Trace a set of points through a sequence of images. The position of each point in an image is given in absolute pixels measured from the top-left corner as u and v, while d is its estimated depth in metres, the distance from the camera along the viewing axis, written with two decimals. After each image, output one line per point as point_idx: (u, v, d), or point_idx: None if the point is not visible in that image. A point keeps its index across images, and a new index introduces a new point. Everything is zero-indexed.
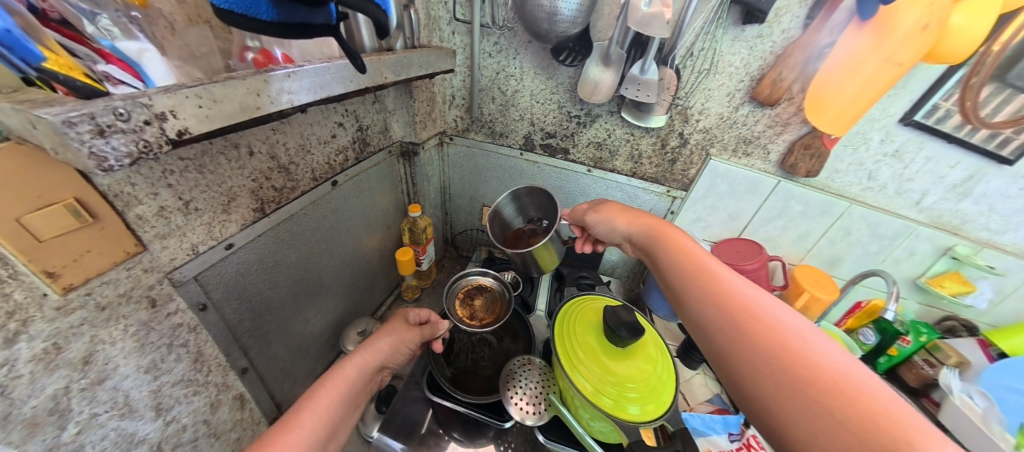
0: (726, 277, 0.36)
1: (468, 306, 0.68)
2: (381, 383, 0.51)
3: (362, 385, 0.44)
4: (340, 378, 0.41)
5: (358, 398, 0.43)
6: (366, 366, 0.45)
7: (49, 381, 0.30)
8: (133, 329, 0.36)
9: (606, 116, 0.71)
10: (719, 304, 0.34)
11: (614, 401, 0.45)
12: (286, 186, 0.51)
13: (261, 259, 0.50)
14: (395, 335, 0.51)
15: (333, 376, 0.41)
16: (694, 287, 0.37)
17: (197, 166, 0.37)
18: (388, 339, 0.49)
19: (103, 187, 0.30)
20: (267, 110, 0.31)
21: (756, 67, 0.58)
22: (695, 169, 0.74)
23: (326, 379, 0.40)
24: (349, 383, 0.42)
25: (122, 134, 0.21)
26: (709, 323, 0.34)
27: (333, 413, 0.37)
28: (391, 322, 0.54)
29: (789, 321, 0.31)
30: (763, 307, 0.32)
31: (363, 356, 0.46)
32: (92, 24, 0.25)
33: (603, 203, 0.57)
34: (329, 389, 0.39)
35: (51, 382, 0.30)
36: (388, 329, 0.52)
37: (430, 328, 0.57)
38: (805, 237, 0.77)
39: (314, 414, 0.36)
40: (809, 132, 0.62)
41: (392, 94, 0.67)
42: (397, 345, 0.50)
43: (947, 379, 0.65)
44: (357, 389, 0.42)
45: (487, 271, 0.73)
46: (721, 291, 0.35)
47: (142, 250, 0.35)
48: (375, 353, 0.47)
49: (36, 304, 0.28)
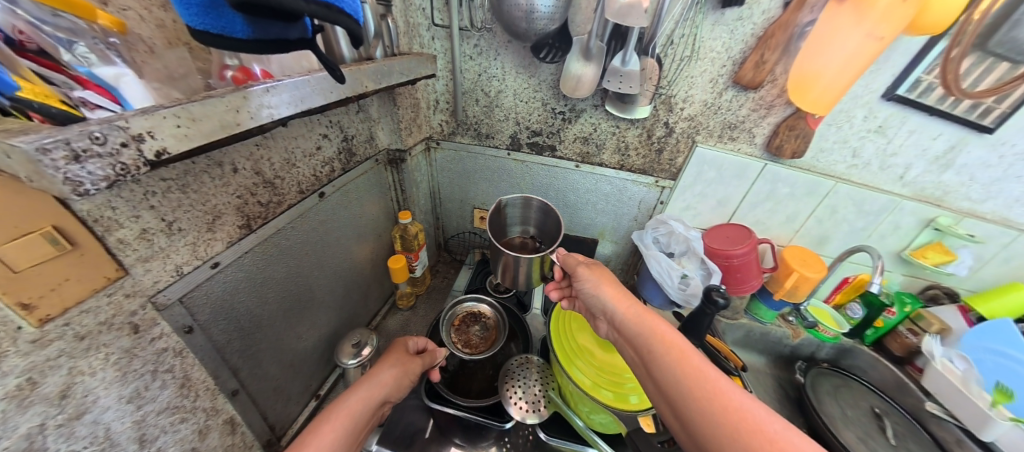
0: (728, 390, 0.31)
1: (463, 333, 0.65)
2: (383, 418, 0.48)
3: (367, 420, 0.41)
4: (343, 413, 0.39)
5: (361, 436, 0.40)
6: (371, 399, 0.43)
7: (22, 420, 0.29)
8: (114, 357, 0.35)
9: (591, 111, 0.71)
10: (725, 428, 0.29)
11: (612, 392, 0.46)
12: (272, 200, 0.50)
13: (249, 276, 0.50)
14: (399, 366, 0.48)
15: (335, 409, 0.40)
16: (695, 402, 0.31)
17: (180, 186, 0.37)
18: (392, 371, 0.47)
19: (82, 213, 0.30)
20: (247, 125, 0.31)
21: (738, 50, 0.60)
22: (682, 157, 0.75)
23: (329, 413, 0.39)
24: (353, 418, 0.40)
25: (98, 158, 0.21)
26: (697, 423, 0.31)
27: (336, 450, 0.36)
28: (393, 349, 0.52)
29: (774, 424, 0.28)
30: (742, 408, 0.29)
31: (367, 390, 0.43)
32: (69, 52, 0.25)
33: (599, 269, 0.50)
34: (333, 425, 0.37)
35: (25, 421, 0.29)
36: (391, 359, 0.50)
37: (430, 356, 0.55)
38: (793, 218, 0.79)
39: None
40: (793, 114, 0.64)
41: (376, 103, 0.66)
42: (401, 376, 0.48)
43: (930, 345, 0.68)
44: (359, 427, 0.40)
45: (480, 298, 0.70)
46: (713, 394, 0.31)
47: (123, 274, 0.35)
48: (380, 386, 0.44)
49: (10, 338, 0.28)
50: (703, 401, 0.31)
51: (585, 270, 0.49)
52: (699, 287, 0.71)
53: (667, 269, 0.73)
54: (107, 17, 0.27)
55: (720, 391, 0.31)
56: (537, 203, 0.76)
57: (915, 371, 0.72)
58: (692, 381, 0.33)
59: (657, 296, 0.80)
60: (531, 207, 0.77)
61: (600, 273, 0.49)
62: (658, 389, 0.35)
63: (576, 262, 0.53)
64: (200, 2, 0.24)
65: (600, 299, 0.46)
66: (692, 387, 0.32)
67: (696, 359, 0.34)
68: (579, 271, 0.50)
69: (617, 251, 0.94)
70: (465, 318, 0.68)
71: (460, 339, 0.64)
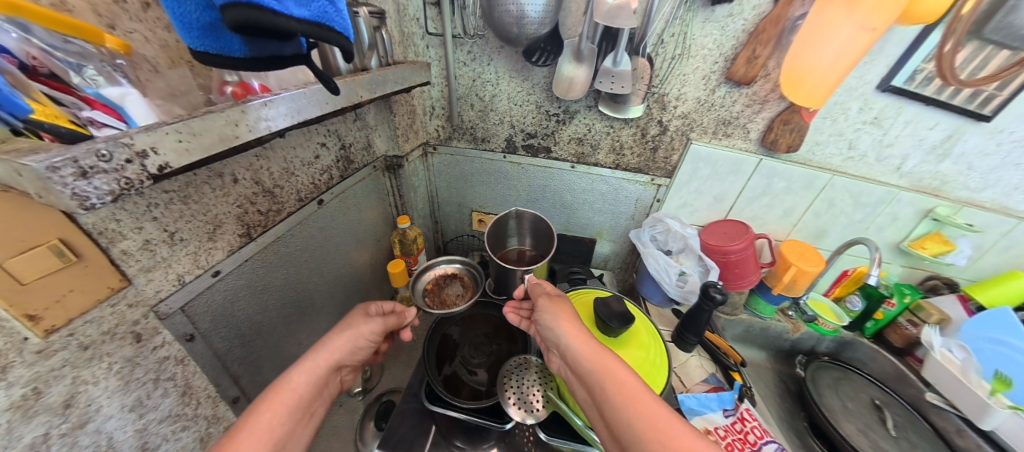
0: (674, 423, 0.31)
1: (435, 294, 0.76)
2: (342, 387, 0.47)
3: (315, 389, 0.40)
4: (286, 390, 0.37)
5: (311, 403, 0.39)
6: (319, 368, 0.42)
7: (27, 429, 0.30)
8: (117, 367, 0.36)
9: (584, 112, 0.72)
10: None
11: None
12: (271, 209, 0.51)
13: (249, 283, 0.51)
14: (352, 329, 0.48)
15: (276, 388, 0.37)
16: (643, 435, 0.31)
17: (181, 197, 0.39)
18: (343, 335, 0.47)
19: (87, 226, 0.31)
20: (245, 138, 0.32)
21: (730, 46, 0.61)
22: (677, 155, 0.76)
23: (270, 391, 0.37)
24: (298, 390, 0.38)
25: (103, 173, 0.22)
26: None
27: (279, 429, 0.34)
28: (347, 319, 0.51)
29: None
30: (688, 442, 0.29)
31: (316, 358, 0.42)
32: (79, 75, 0.26)
33: (559, 301, 0.52)
34: (274, 403, 0.35)
35: (30, 430, 0.30)
36: (344, 324, 0.49)
37: (395, 317, 0.56)
38: (790, 213, 0.79)
39: (256, 435, 0.33)
40: (787, 108, 0.65)
41: (372, 111, 0.67)
42: (355, 338, 0.48)
43: (929, 336, 0.67)
44: (308, 394, 0.39)
45: (453, 260, 0.82)
46: (661, 427, 0.31)
47: (126, 284, 0.36)
48: (329, 352, 0.44)
49: (16, 349, 0.29)
50: (649, 434, 0.31)
51: (545, 302, 0.51)
52: (696, 284, 0.71)
53: (664, 266, 0.74)
54: (114, 40, 0.29)
55: (666, 425, 0.31)
56: (530, 215, 0.77)
57: (915, 361, 0.72)
58: (640, 416, 0.33)
59: (655, 294, 0.80)
60: (525, 219, 0.79)
61: (560, 305, 0.51)
62: (611, 430, 0.35)
63: (540, 295, 0.55)
64: (200, 26, 0.26)
65: (555, 332, 0.47)
66: (641, 423, 0.32)
67: (642, 393, 0.35)
68: (539, 303, 0.52)
69: (616, 250, 0.94)
70: (439, 282, 0.79)
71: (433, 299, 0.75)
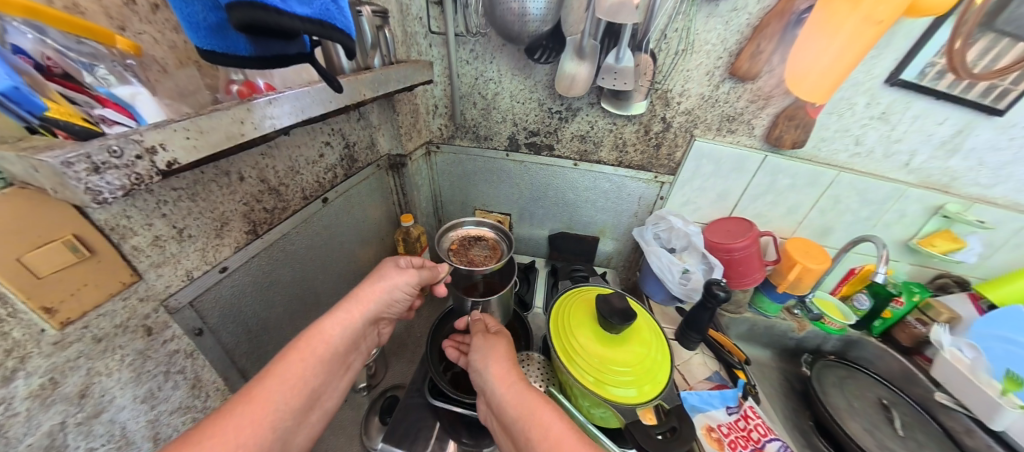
0: None
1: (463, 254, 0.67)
2: (380, 336, 0.57)
3: (345, 342, 0.47)
4: (316, 336, 0.44)
5: (341, 351, 0.47)
6: (349, 322, 0.48)
7: (45, 418, 0.31)
8: (129, 359, 0.37)
9: (587, 109, 0.72)
10: None
11: (597, 381, 0.48)
12: (277, 207, 0.52)
13: (256, 280, 0.52)
14: (388, 282, 0.52)
15: (309, 333, 0.44)
16: None
17: (190, 195, 0.40)
18: (376, 286, 0.51)
19: (100, 222, 0.32)
20: (250, 135, 0.33)
21: (734, 42, 0.61)
22: (680, 152, 0.75)
23: (301, 339, 0.43)
24: (328, 341, 0.45)
25: (115, 169, 0.22)
26: None
27: (312, 376, 0.42)
28: (378, 269, 0.53)
29: None
30: None
31: (347, 312, 0.48)
32: (91, 75, 0.26)
33: (494, 338, 0.51)
34: (303, 353, 0.42)
35: (48, 419, 0.31)
36: (378, 275, 0.52)
37: (429, 271, 0.57)
38: (795, 210, 0.78)
39: (283, 382, 0.40)
40: (792, 103, 0.65)
41: (376, 110, 0.68)
42: (387, 295, 0.52)
43: (938, 335, 0.66)
44: (341, 348, 0.46)
45: (482, 222, 0.74)
46: None
47: (137, 279, 0.37)
48: (360, 307, 0.49)
49: (34, 341, 0.30)
50: None
51: (477, 342, 0.49)
52: (700, 282, 0.71)
53: (667, 264, 0.73)
54: (124, 41, 0.30)
55: None
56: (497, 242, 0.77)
57: (924, 361, 0.70)
58: None
59: (658, 292, 0.80)
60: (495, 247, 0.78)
61: (493, 342, 0.50)
62: None
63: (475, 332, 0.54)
64: (207, 25, 0.26)
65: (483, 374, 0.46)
66: None
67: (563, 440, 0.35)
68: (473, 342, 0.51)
69: (619, 249, 0.93)
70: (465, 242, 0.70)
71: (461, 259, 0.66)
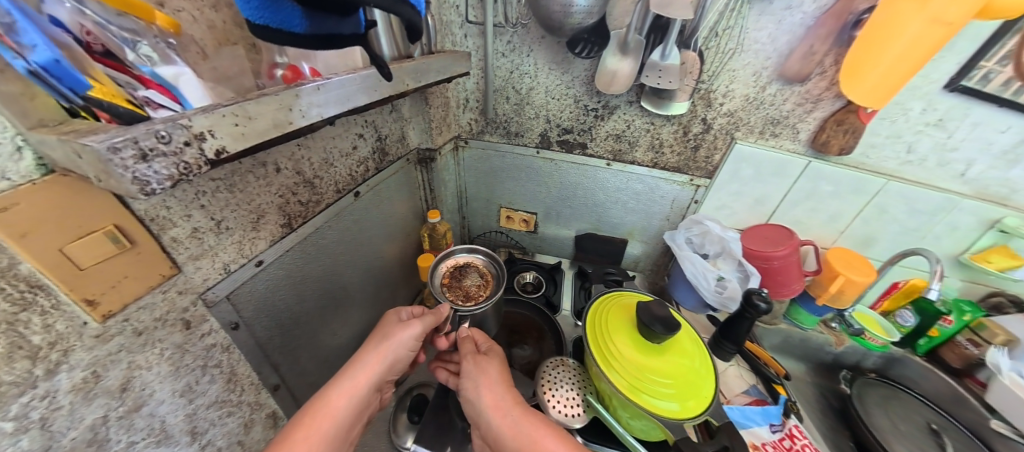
0: None
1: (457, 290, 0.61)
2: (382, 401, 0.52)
3: (354, 415, 0.42)
4: (326, 412, 0.40)
5: (350, 425, 0.42)
6: (356, 390, 0.42)
7: (88, 411, 0.30)
8: (167, 353, 0.36)
9: (625, 107, 0.69)
10: None
11: (634, 388, 0.46)
12: (311, 200, 0.51)
13: (289, 274, 0.51)
14: (394, 340, 0.47)
15: (314, 406, 0.40)
16: None
17: (227, 186, 0.38)
18: (383, 346, 0.46)
19: (140, 212, 0.31)
20: (297, 124, 0.31)
21: (784, 41, 0.57)
22: (719, 155, 0.72)
23: (307, 412, 0.39)
24: (336, 418, 0.40)
25: (163, 157, 0.20)
26: None
27: None
28: (380, 327, 0.50)
29: None
30: None
31: (353, 380, 0.43)
32: (134, 52, 0.25)
33: (486, 361, 0.48)
34: (309, 428, 0.38)
35: (90, 412, 0.30)
36: (382, 333, 0.48)
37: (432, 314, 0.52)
38: (837, 218, 0.75)
39: None
40: (843, 107, 0.61)
41: (409, 103, 0.65)
42: (394, 354, 0.46)
43: (994, 358, 0.60)
44: (346, 422, 0.41)
45: (475, 248, 0.69)
46: None
47: (176, 272, 0.36)
48: (368, 372, 0.44)
49: (76, 333, 0.29)
50: None
51: (468, 366, 0.47)
52: (736, 291, 0.68)
53: (702, 270, 0.71)
54: (163, 18, 0.28)
55: None
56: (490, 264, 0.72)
57: (976, 384, 0.66)
58: None
59: (689, 298, 0.78)
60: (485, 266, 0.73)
61: (483, 366, 0.47)
62: None
63: (465, 351, 0.50)
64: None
65: (474, 403, 0.44)
66: None
67: None
68: (463, 365, 0.48)
69: (647, 252, 0.91)
70: (456, 273, 0.65)
71: (456, 296, 0.60)
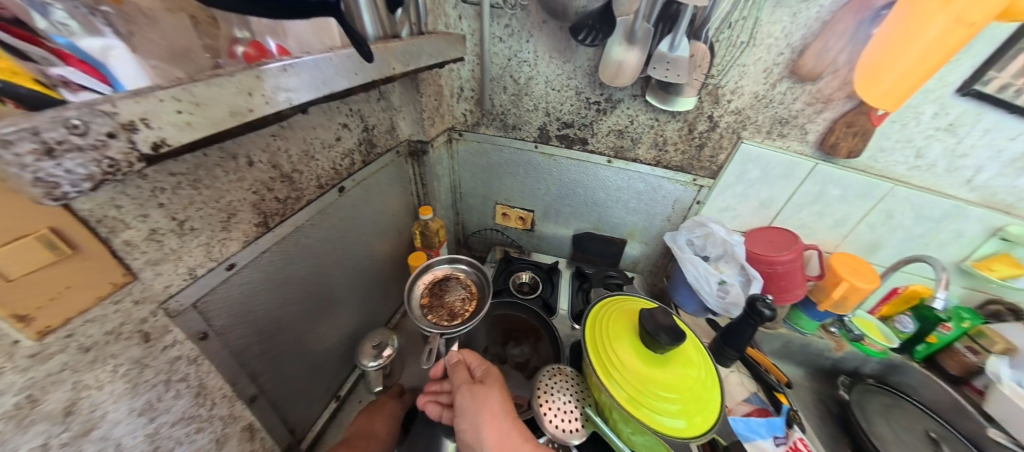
0: None
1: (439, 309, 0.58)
2: None
3: None
4: None
5: None
6: None
7: (23, 440, 0.25)
8: (123, 369, 0.32)
9: (628, 101, 0.66)
10: None
11: (637, 402, 0.44)
12: (290, 196, 0.47)
13: (268, 277, 0.46)
14: None
15: None
16: None
17: (191, 181, 0.34)
18: None
19: (85, 213, 0.27)
20: (262, 111, 0.27)
21: (799, 37, 0.54)
22: (724, 154, 0.69)
23: None
24: None
25: (78, 152, 0.16)
26: None
27: None
28: None
29: None
30: None
31: None
32: (45, 19, 0.20)
33: (483, 390, 0.45)
34: None
35: (26, 441, 0.26)
36: None
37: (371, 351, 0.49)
38: (842, 223, 0.73)
39: None
40: (854, 108, 0.58)
41: (398, 90, 0.61)
42: None
43: (995, 367, 0.61)
44: None
45: (455, 259, 0.66)
46: None
47: (132, 279, 0.31)
48: None
49: (6, 354, 0.24)
50: None
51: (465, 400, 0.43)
52: (739, 296, 0.66)
53: (704, 274, 0.69)
54: None
55: None
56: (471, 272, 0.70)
57: (974, 392, 0.66)
58: None
59: (690, 302, 0.76)
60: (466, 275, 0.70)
61: (483, 397, 0.44)
62: None
63: (460, 381, 0.47)
64: None
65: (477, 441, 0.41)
66: None
67: None
68: (460, 399, 0.45)
69: (646, 253, 0.88)
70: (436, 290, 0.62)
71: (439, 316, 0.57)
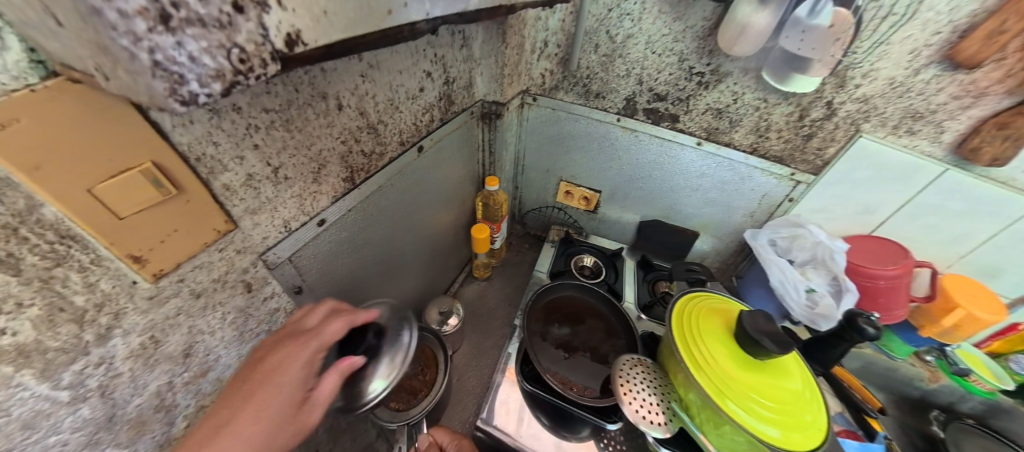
0: None
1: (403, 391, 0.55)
2: None
3: None
4: None
5: None
6: None
7: (151, 377, 0.29)
8: (230, 317, 0.34)
9: (738, 75, 0.56)
10: None
11: (740, 405, 0.40)
12: (375, 151, 0.42)
13: (351, 236, 0.44)
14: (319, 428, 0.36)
15: None
16: None
17: (284, 122, 0.29)
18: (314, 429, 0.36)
19: (183, 148, 0.23)
20: (397, 17, 0.21)
21: (965, 13, 0.43)
22: (835, 148, 0.60)
23: None
24: None
25: (201, 27, 0.11)
26: None
27: None
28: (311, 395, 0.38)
29: None
30: None
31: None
32: None
33: None
34: None
35: (154, 378, 0.29)
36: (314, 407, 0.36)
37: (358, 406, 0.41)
38: (960, 240, 0.64)
39: None
40: (1011, 107, 0.47)
41: (480, 36, 0.53)
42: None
43: None
44: None
45: None
46: None
47: (233, 228, 0.29)
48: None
49: (127, 294, 0.24)
50: None
51: None
52: (831, 309, 0.59)
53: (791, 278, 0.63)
54: None
55: None
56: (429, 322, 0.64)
57: None
58: None
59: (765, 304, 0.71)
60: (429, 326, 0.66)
61: None
62: None
63: None
64: None
65: None
66: None
67: None
68: None
69: (718, 249, 0.82)
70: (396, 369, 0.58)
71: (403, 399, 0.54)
